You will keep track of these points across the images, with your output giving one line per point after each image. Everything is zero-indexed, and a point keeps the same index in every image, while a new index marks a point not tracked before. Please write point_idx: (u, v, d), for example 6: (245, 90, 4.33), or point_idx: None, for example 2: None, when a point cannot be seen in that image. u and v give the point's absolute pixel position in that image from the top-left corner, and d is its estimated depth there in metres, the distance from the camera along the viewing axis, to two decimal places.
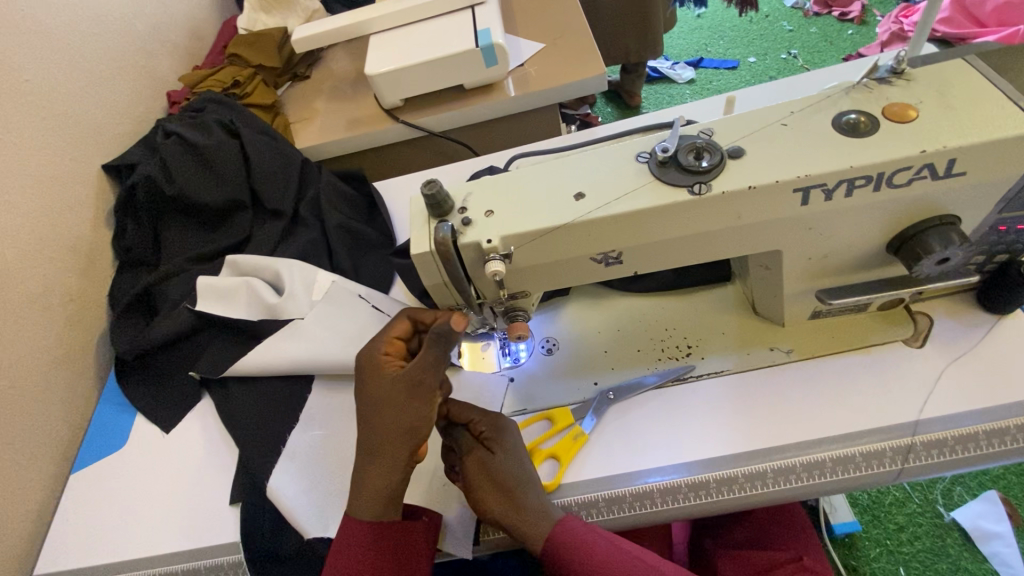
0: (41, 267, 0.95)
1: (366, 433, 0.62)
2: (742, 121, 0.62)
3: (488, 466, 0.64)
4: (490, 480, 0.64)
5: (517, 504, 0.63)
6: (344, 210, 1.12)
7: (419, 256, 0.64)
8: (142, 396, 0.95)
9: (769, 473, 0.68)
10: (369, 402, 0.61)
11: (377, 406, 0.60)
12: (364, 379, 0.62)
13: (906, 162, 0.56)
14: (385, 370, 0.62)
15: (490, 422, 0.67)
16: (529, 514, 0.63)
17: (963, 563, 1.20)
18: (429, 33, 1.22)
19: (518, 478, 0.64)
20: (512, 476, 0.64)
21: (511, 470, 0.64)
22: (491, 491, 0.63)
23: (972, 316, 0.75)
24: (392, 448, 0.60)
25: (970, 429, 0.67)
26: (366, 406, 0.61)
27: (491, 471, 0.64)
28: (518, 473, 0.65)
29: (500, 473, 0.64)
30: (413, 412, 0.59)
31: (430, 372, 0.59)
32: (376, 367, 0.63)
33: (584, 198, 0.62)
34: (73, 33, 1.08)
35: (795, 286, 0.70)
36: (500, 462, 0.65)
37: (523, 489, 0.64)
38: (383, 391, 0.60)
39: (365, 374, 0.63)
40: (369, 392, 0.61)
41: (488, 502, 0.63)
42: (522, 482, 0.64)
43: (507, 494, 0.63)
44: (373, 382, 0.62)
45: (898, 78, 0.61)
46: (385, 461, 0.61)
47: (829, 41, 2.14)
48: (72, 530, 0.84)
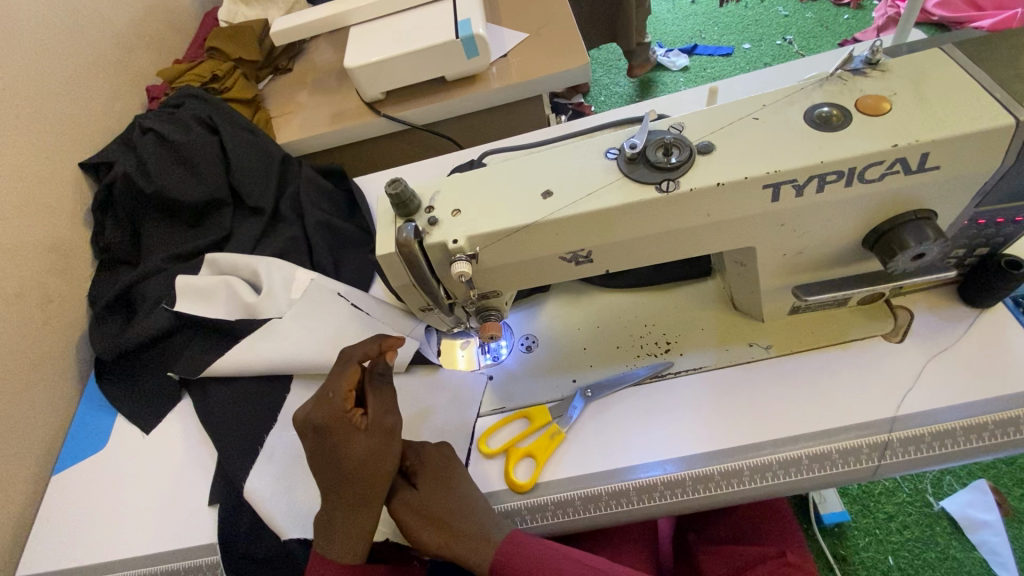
0: (16, 267, 0.94)
1: (350, 490, 0.63)
2: (714, 114, 0.61)
3: (418, 499, 0.66)
4: (423, 514, 0.66)
5: (452, 532, 0.64)
6: (324, 205, 1.10)
7: (385, 258, 0.63)
8: (122, 397, 0.95)
9: (746, 471, 0.68)
10: (349, 459, 0.62)
11: (360, 461, 0.62)
12: (336, 440, 0.62)
13: (877, 157, 0.54)
14: (356, 425, 0.63)
15: (416, 455, 0.70)
16: (465, 540, 0.64)
17: (951, 552, 1.20)
18: (409, 24, 1.20)
19: (451, 505, 0.66)
20: (445, 504, 0.66)
21: (443, 498, 0.66)
22: (427, 524, 0.65)
23: (953, 310, 0.74)
24: (380, 492, 0.64)
25: (948, 425, 0.66)
26: (345, 464, 0.62)
27: (423, 504, 0.66)
28: (452, 499, 0.66)
29: (432, 503, 0.66)
30: (393, 457, 0.64)
31: (393, 412, 0.65)
32: (342, 426, 0.62)
33: (551, 196, 0.60)
34: (47, 28, 1.06)
35: (772, 282, 0.69)
36: (426, 495, 0.67)
37: (457, 514, 0.65)
38: (363, 445, 0.62)
39: (335, 434, 0.62)
40: (346, 451, 0.62)
41: (425, 537, 0.65)
42: (457, 508, 0.66)
43: (437, 523, 0.65)
44: (349, 440, 0.62)
45: (873, 69, 0.59)
46: (372, 507, 0.64)
47: (825, 25, 2.10)
48: (51, 533, 0.84)
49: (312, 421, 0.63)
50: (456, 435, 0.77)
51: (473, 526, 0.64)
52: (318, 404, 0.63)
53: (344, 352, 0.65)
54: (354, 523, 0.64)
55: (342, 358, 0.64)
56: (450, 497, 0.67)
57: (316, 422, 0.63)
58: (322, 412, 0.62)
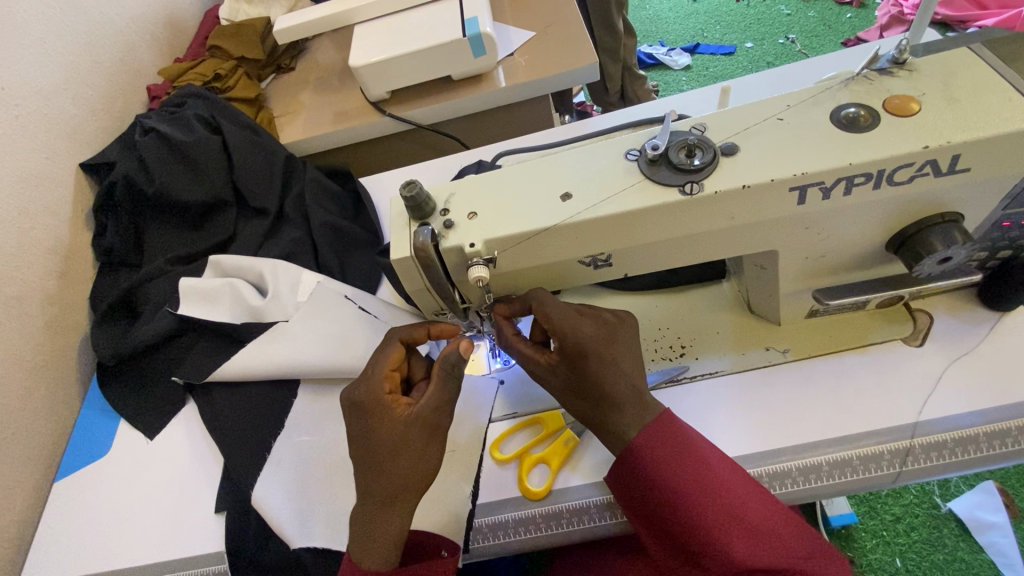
0: (17, 270, 0.92)
1: (380, 484, 0.61)
2: (736, 116, 0.60)
3: (580, 376, 0.60)
4: (579, 390, 0.61)
5: (609, 412, 0.60)
6: (329, 206, 1.08)
7: (399, 261, 0.62)
8: (125, 403, 0.93)
9: (765, 478, 0.66)
10: (379, 449, 0.61)
11: (394, 455, 0.61)
12: (371, 423, 0.62)
13: (907, 158, 0.53)
14: (395, 411, 0.63)
15: (576, 339, 0.60)
16: (620, 424, 0.59)
17: (959, 554, 1.19)
18: (416, 22, 1.18)
19: (617, 395, 0.59)
20: (612, 390, 0.59)
21: (614, 385, 0.59)
22: (581, 396, 0.61)
23: (973, 314, 0.73)
24: (408, 495, 0.62)
25: (971, 430, 0.65)
26: (376, 455, 0.61)
27: (578, 382, 0.61)
28: (622, 386, 0.60)
29: (597, 384, 0.59)
30: (430, 460, 0.63)
31: (443, 411, 0.64)
32: (381, 409, 0.62)
33: (571, 199, 0.59)
34: (47, 26, 1.04)
35: (792, 285, 0.68)
36: (589, 378, 0.60)
37: (622, 402, 0.59)
38: (399, 435, 0.62)
39: (371, 417, 0.62)
40: (381, 438, 0.62)
41: (578, 406, 0.62)
42: (623, 399, 0.59)
43: (594, 403, 0.60)
44: (384, 427, 0.62)
45: (900, 68, 0.58)
46: (402, 508, 0.62)
47: (828, 24, 2.09)
48: (52, 542, 0.82)
49: (352, 399, 0.64)
50: (468, 441, 0.75)
51: (635, 412, 0.60)
52: (363, 383, 0.64)
53: (391, 334, 0.69)
54: (379, 525, 0.61)
55: (385, 339, 0.69)
56: (621, 385, 0.60)
57: (356, 400, 0.64)
58: (364, 390, 0.64)
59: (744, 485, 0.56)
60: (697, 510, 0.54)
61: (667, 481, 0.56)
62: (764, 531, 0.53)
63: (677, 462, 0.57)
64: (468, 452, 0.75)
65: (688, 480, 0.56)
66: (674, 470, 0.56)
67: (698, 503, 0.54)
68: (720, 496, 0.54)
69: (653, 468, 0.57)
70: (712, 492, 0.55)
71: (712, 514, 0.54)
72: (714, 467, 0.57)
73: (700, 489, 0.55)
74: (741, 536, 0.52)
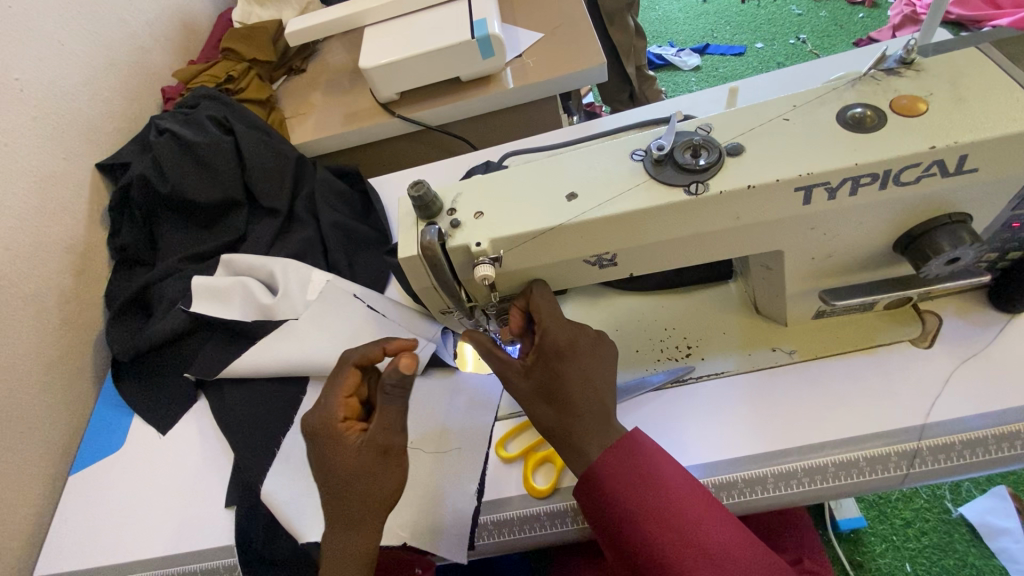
0: (35, 267, 0.95)
1: (343, 504, 0.62)
2: (744, 115, 0.60)
3: (552, 377, 0.62)
4: (546, 393, 0.62)
5: (572, 425, 0.60)
6: (339, 207, 1.09)
7: (407, 260, 0.63)
8: (139, 398, 0.95)
9: (770, 478, 0.66)
10: (336, 473, 0.62)
11: (348, 477, 0.62)
12: (327, 449, 0.63)
13: (914, 158, 0.53)
14: (348, 437, 0.64)
15: (560, 339, 0.63)
16: (582, 439, 0.60)
17: (970, 559, 1.18)
18: (425, 24, 1.19)
19: (583, 401, 0.61)
20: (578, 399, 0.61)
21: (582, 392, 0.61)
22: (547, 402, 0.62)
23: (983, 315, 0.72)
24: (371, 516, 0.63)
25: (978, 433, 0.65)
26: (334, 477, 0.63)
27: (549, 385, 0.62)
28: (588, 396, 0.62)
29: (566, 386, 0.61)
30: (388, 479, 0.63)
31: (395, 432, 0.64)
32: (335, 436, 0.63)
33: (576, 199, 0.60)
34: (66, 29, 1.06)
35: (797, 286, 0.68)
36: (561, 377, 0.62)
37: (588, 416, 0.61)
38: (351, 458, 0.63)
39: (326, 444, 0.64)
40: (336, 463, 0.63)
41: (541, 414, 0.62)
42: (589, 409, 0.61)
43: (563, 408, 0.61)
44: (339, 452, 0.63)
45: (907, 68, 0.58)
46: (364, 528, 0.62)
47: (839, 24, 2.08)
48: (66, 535, 0.84)
49: (309, 426, 0.65)
50: (475, 441, 0.76)
51: (597, 432, 0.60)
52: (317, 410, 0.66)
53: (343, 355, 0.69)
54: (346, 543, 0.62)
55: (339, 363, 0.68)
56: (589, 398, 0.61)
57: (312, 427, 0.65)
58: (317, 417, 0.65)
59: (705, 506, 0.55)
60: (655, 531, 0.55)
61: (625, 503, 0.56)
62: (721, 553, 0.53)
63: (635, 485, 0.57)
64: (474, 451, 0.75)
65: (647, 501, 0.56)
66: (633, 492, 0.57)
67: (655, 526, 0.55)
68: (678, 520, 0.55)
69: (611, 492, 0.57)
70: (670, 517, 0.55)
71: (670, 540, 0.54)
72: (674, 488, 0.57)
73: (657, 514, 0.55)
74: (696, 559, 0.53)
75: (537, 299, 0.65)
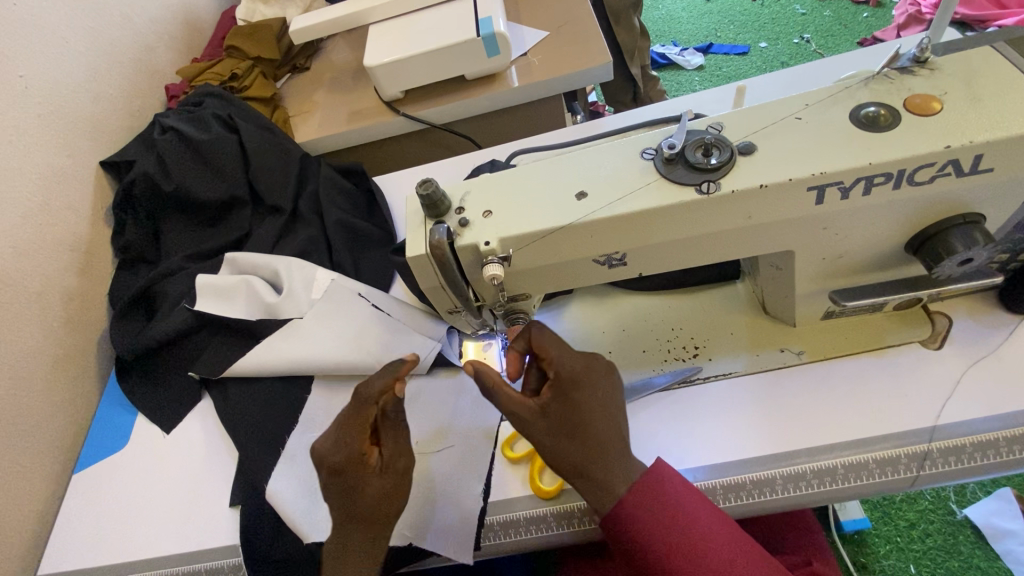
0: (39, 265, 0.94)
1: (370, 522, 0.62)
2: (755, 114, 0.59)
3: (572, 412, 0.57)
4: (565, 428, 0.57)
5: (596, 460, 0.57)
6: (344, 206, 1.08)
7: (415, 259, 0.63)
8: (143, 396, 0.95)
9: (778, 480, 0.66)
10: (365, 501, 0.61)
11: (374, 502, 0.61)
12: (353, 483, 0.61)
13: (928, 158, 0.53)
14: (367, 466, 0.61)
15: (573, 368, 0.59)
16: (607, 473, 0.58)
17: (974, 561, 1.17)
18: (431, 22, 1.19)
19: (605, 433, 0.58)
20: (600, 431, 0.58)
21: (601, 422, 0.58)
22: (568, 439, 0.57)
23: (994, 317, 0.72)
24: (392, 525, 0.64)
25: (989, 435, 0.64)
26: (360, 505, 0.61)
27: (570, 420, 0.57)
28: (608, 425, 0.58)
29: (587, 418, 0.57)
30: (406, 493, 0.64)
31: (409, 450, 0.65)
32: (355, 466, 0.61)
33: (586, 198, 0.59)
34: (70, 26, 1.06)
35: (807, 286, 0.67)
36: (581, 410, 0.57)
37: (609, 447, 0.58)
38: (377, 487, 0.61)
39: (353, 478, 0.61)
40: (364, 495, 0.61)
41: (564, 453, 0.58)
42: (609, 440, 0.58)
43: (585, 445, 0.57)
44: (366, 484, 0.61)
45: (921, 67, 0.58)
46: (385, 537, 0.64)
47: (844, 24, 2.07)
48: (69, 535, 0.84)
49: (331, 462, 0.61)
50: (480, 441, 0.76)
51: (619, 463, 0.59)
52: (336, 442, 0.62)
53: (358, 386, 0.63)
54: (367, 551, 0.63)
55: (357, 397, 0.62)
56: (608, 426, 0.58)
57: (335, 463, 0.61)
58: (341, 454, 0.61)
59: (729, 536, 0.57)
60: (686, 566, 0.56)
61: (655, 537, 0.57)
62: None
63: (661, 524, 0.57)
64: (478, 450, 0.75)
65: (675, 538, 0.57)
66: (661, 529, 0.57)
67: (685, 563, 0.56)
68: (705, 554, 0.56)
69: (639, 533, 0.57)
70: (698, 551, 0.56)
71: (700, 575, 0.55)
72: (702, 520, 0.58)
73: (686, 550, 0.56)
74: None
75: (543, 330, 0.61)
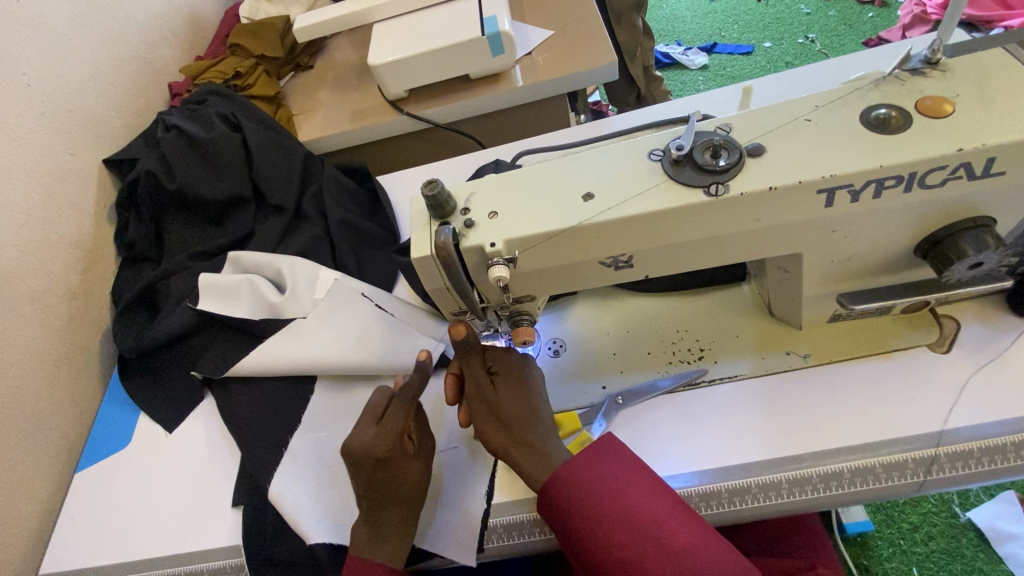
0: (42, 263, 0.94)
1: (405, 500, 0.67)
2: (764, 115, 0.59)
3: (517, 386, 0.67)
4: (511, 400, 0.66)
5: (537, 428, 0.64)
6: (348, 205, 1.08)
7: (419, 260, 0.62)
8: (144, 395, 0.94)
9: (784, 484, 0.65)
10: (402, 481, 0.67)
11: (408, 484, 0.67)
12: (393, 465, 0.66)
13: (940, 161, 0.52)
14: (406, 451, 0.68)
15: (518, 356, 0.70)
16: (545, 441, 0.64)
17: (978, 564, 1.17)
18: (435, 21, 1.18)
19: (543, 409, 0.66)
20: (539, 406, 0.66)
21: (541, 400, 0.67)
22: (514, 410, 0.65)
23: (1002, 320, 0.71)
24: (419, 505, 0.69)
25: (998, 439, 0.64)
26: (398, 485, 0.67)
27: (515, 393, 0.66)
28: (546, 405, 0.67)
29: (529, 394, 0.66)
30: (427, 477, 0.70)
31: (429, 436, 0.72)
32: (397, 453, 0.67)
33: (593, 199, 0.59)
34: (73, 24, 1.05)
35: (815, 289, 0.67)
36: (524, 386, 0.67)
37: (549, 421, 0.66)
38: (415, 469, 0.68)
39: (393, 463, 0.66)
40: (404, 476, 0.67)
41: (511, 422, 0.65)
42: (525, 415, 0.65)
43: (527, 416, 0.65)
44: (405, 467, 0.67)
45: (933, 69, 0.57)
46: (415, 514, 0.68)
47: (848, 24, 2.06)
48: (71, 534, 0.84)
49: (374, 452, 0.66)
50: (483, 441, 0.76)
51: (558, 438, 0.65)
52: (379, 433, 0.67)
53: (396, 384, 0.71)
54: (399, 528, 0.67)
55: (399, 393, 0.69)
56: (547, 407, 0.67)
57: (375, 451, 0.66)
58: (384, 442, 0.66)
59: (666, 509, 0.58)
60: (615, 530, 0.57)
61: (589, 500, 0.59)
62: (682, 550, 0.55)
63: (597, 490, 0.59)
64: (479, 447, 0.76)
65: (610, 504, 0.58)
66: (596, 497, 0.59)
67: (616, 528, 0.57)
68: (637, 521, 0.57)
69: (574, 499, 0.59)
70: (631, 518, 0.57)
71: (630, 540, 0.56)
72: (637, 488, 0.59)
73: (618, 517, 0.57)
74: (657, 555, 0.55)
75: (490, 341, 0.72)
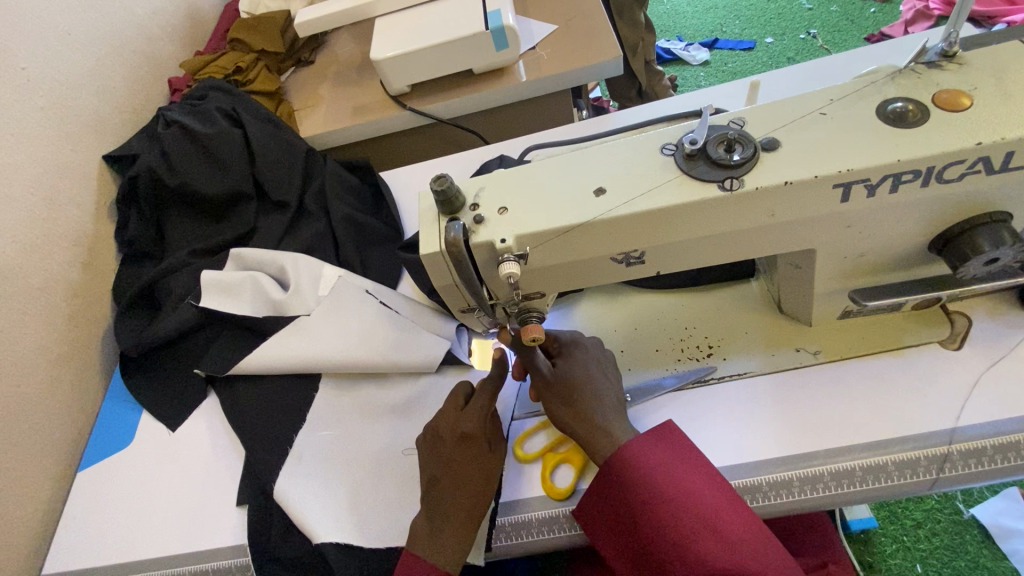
0: (42, 261, 0.93)
1: (475, 496, 0.66)
2: (778, 109, 0.58)
3: (573, 367, 0.69)
4: (569, 380, 0.68)
5: (596, 406, 0.66)
6: (350, 201, 1.07)
7: (429, 257, 0.61)
8: (146, 394, 0.94)
9: (795, 482, 0.65)
10: (480, 473, 0.67)
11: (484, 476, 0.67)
12: (475, 451, 0.68)
13: (959, 155, 0.51)
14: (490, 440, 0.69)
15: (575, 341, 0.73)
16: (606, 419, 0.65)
17: (982, 561, 1.16)
18: (438, 15, 1.17)
19: (601, 389, 0.68)
20: (598, 385, 0.68)
21: (600, 380, 0.69)
22: (571, 389, 0.67)
23: (1013, 316, 0.71)
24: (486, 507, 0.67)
25: (1011, 436, 0.63)
26: (473, 475, 0.67)
27: (571, 372, 0.68)
28: (607, 386, 0.69)
29: (586, 374, 0.69)
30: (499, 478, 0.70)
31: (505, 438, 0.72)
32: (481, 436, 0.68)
33: (605, 194, 0.58)
34: (71, 18, 1.04)
35: (827, 285, 0.66)
36: (581, 367, 0.69)
37: (608, 400, 0.67)
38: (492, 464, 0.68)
39: (475, 449, 0.68)
40: (481, 467, 0.67)
41: (570, 401, 0.66)
42: (584, 393, 0.67)
43: (585, 394, 0.66)
44: (486, 459, 0.68)
45: (949, 61, 0.56)
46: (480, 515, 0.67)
47: (851, 19, 2.05)
48: (74, 534, 0.83)
49: (461, 431, 0.68)
50: None
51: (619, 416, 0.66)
52: (467, 414, 0.69)
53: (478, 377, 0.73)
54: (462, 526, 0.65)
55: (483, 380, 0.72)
56: (607, 387, 0.68)
57: (465, 432, 0.68)
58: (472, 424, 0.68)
59: (723, 498, 0.58)
60: (670, 510, 0.57)
61: (647, 479, 0.59)
62: (735, 539, 0.55)
63: (655, 471, 0.59)
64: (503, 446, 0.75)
65: (666, 486, 0.58)
66: (654, 477, 0.59)
67: (671, 508, 0.57)
68: (693, 505, 0.57)
69: (633, 477, 0.60)
70: (687, 501, 0.57)
71: (684, 522, 0.56)
72: (694, 474, 0.59)
73: (674, 497, 0.58)
74: (710, 538, 0.55)
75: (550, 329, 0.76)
